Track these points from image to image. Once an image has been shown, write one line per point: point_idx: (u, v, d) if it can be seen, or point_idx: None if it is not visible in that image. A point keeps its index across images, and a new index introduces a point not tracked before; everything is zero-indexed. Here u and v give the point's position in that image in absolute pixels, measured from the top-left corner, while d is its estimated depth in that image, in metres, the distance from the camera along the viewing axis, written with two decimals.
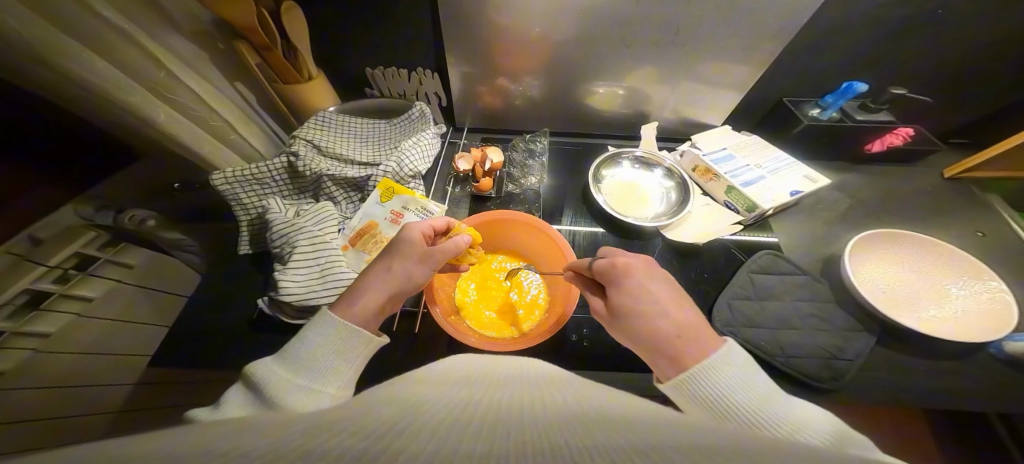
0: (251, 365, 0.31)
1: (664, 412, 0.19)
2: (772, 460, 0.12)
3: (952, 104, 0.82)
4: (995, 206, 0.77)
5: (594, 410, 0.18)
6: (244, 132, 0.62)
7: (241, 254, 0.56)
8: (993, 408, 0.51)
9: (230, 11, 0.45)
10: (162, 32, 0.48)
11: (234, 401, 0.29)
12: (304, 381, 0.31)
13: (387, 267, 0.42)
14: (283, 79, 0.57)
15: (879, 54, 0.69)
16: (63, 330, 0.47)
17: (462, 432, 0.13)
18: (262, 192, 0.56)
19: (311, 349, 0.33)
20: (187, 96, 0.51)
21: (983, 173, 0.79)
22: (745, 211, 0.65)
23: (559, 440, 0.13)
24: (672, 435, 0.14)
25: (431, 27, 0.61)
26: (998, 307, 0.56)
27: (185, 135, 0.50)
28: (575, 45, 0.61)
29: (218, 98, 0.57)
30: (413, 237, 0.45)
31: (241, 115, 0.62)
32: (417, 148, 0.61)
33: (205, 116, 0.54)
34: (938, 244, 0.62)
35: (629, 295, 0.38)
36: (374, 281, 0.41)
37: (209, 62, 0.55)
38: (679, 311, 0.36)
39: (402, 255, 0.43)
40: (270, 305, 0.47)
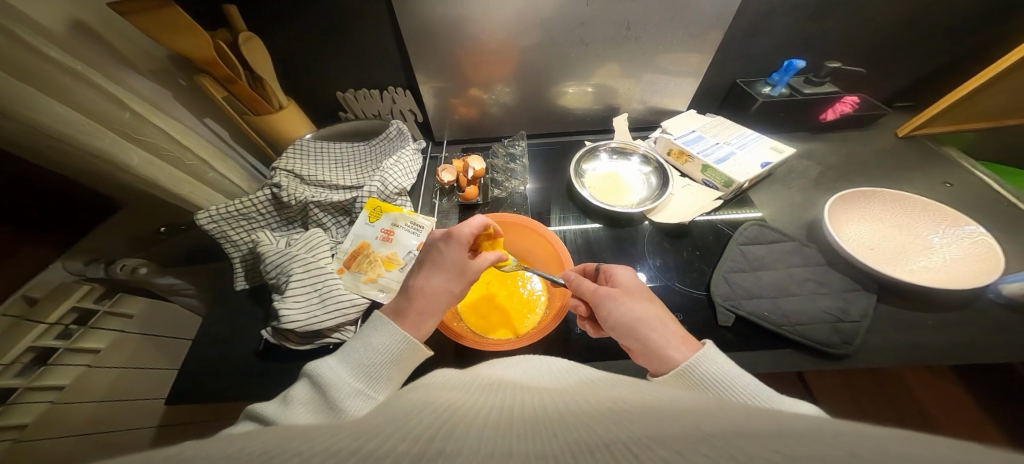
0: (315, 364, 0.34)
1: (633, 398, 0.19)
2: (689, 448, 0.12)
3: (910, 67, 0.82)
4: (955, 158, 0.81)
5: (555, 411, 0.17)
6: (221, 168, 0.64)
7: (239, 290, 0.59)
8: (998, 347, 0.52)
9: (190, 44, 0.48)
10: (117, 74, 0.51)
11: (301, 396, 0.32)
12: (363, 387, 0.33)
13: (446, 288, 0.41)
14: (252, 110, 0.60)
15: (820, 29, 0.72)
16: (75, 380, 0.54)
17: (410, 437, 0.14)
18: (251, 226, 0.59)
19: (372, 355, 0.35)
20: (156, 136, 0.53)
21: (933, 129, 0.83)
22: (724, 187, 0.66)
23: (519, 448, 0.13)
24: (630, 430, 0.14)
25: (395, 45, 0.63)
26: (984, 251, 0.58)
27: (160, 174, 0.52)
28: (538, 51, 0.64)
29: (195, 138, 0.60)
30: (463, 259, 0.43)
31: (217, 152, 0.65)
32: (399, 166, 0.64)
33: (181, 156, 0.57)
34: (911, 197, 0.66)
35: (631, 298, 0.41)
36: (440, 302, 0.41)
37: (173, 101, 0.59)
38: (669, 320, 0.39)
39: (455, 275, 0.42)
40: (275, 334, 0.49)
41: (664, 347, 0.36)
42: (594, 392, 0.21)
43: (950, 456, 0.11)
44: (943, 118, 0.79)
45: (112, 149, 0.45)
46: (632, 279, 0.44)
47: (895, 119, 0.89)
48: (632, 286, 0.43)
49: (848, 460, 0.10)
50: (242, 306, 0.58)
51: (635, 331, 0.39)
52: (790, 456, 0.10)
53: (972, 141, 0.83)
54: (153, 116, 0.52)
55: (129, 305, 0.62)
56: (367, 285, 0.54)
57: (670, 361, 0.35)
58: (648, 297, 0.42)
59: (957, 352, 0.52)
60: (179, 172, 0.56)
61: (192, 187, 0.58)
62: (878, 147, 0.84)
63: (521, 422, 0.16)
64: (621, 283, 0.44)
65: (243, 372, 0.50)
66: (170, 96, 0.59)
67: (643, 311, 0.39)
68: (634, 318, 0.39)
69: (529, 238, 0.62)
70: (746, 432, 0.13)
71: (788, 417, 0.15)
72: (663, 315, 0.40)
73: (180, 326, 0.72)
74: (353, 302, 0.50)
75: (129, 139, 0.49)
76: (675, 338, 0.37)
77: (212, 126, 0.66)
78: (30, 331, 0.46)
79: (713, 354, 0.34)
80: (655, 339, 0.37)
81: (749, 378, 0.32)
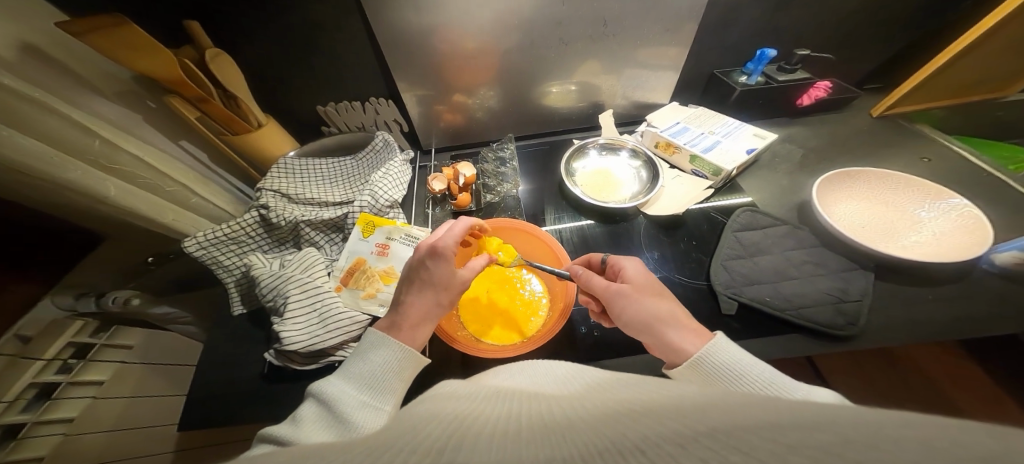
0: (321, 382, 0.34)
1: (643, 396, 0.19)
2: (696, 442, 0.12)
3: (880, 48, 0.84)
4: (927, 133, 0.83)
5: (558, 418, 0.17)
6: (204, 192, 0.63)
7: (237, 315, 0.58)
8: (994, 315, 0.53)
9: (153, 67, 0.47)
10: (96, 105, 0.50)
11: (311, 414, 0.31)
12: (368, 399, 0.33)
13: (439, 302, 0.41)
14: (229, 129, 0.59)
15: (791, 17, 0.73)
16: (83, 413, 0.53)
17: (420, 449, 0.14)
18: (243, 250, 0.58)
19: (371, 367, 0.35)
20: (133, 164, 0.52)
21: (902, 109, 0.84)
22: (713, 176, 0.67)
23: (523, 458, 0.13)
24: (639, 428, 0.14)
25: (374, 55, 0.63)
26: (972, 223, 0.59)
27: (138, 202, 0.51)
28: (517, 54, 0.64)
29: (170, 163, 0.58)
30: (452, 272, 0.42)
31: (199, 176, 0.64)
32: (388, 178, 0.64)
33: (158, 184, 0.56)
34: (894, 174, 0.67)
35: (643, 293, 0.41)
36: (431, 315, 0.41)
37: (145, 125, 0.57)
38: (682, 313, 0.39)
39: (448, 288, 0.42)
40: (279, 356, 0.48)
41: (680, 338, 0.36)
42: (604, 393, 0.21)
43: (952, 433, 0.11)
44: (913, 97, 0.81)
45: (83, 180, 0.44)
46: (641, 272, 0.44)
47: (872, 98, 0.91)
48: (639, 280, 0.42)
49: (847, 446, 0.10)
50: (240, 330, 0.56)
51: (648, 325, 0.39)
52: (790, 446, 0.10)
53: (946, 114, 0.85)
54: (126, 142, 0.51)
55: (127, 337, 0.61)
56: (367, 301, 0.53)
57: (681, 354, 0.36)
58: (659, 289, 0.42)
59: (957, 324, 0.52)
60: (161, 199, 0.56)
61: (176, 214, 0.58)
62: (859, 126, 0.86)
63: (525, 431, 0.16)
64: (632, 277, 0.43)
65: (249, 396, 0.48)
66: (139, 118, 0.56)
67: (652, 307, 0.39)
68: (646, 314, 0.39)
69: (522, 239, 0.61)
70: (749, 423, 0.12)
71: (785, 402, 0.15)
72: (676, 308, 0.39)
73: (183, 353, 0.72)
74: (354, 320, 0.49)
75: (101, 167, 0.48)
76: (686, 331, 0.37)
77: (190, 149, 0.64)
78: (27, 368, 0.45)
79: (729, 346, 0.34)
80: (666, 333, 0.37)
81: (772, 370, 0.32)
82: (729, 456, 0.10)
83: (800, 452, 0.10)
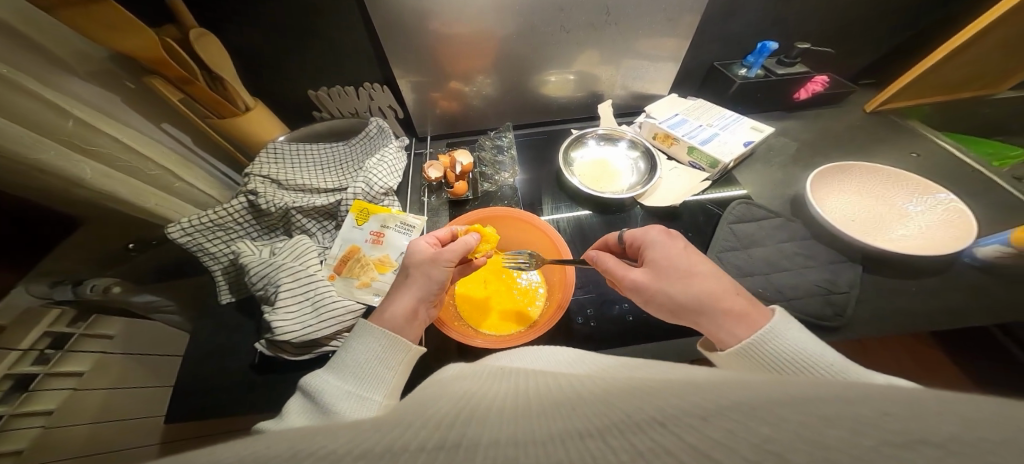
0: (307, 377, 0.33)
1: (655, 376, 0.19)
2: (720, 416, 0.12)
3: (879, 43, 0.84)
4: (918, 129, 0.84)
5: (569, 393, 0.17)
6: (189, 177, 0.62)
7: (224, 304, 0.56)
8: (974, 307, 0.55)
9: (133, 44, 0.45)
10: (67, 83, 0.47)
11: (299, 407, 0.32)
12: (354, 388, 0.32)
13: (407, 274, 0.41)
14: (216, 113, 0.57)
15: (791, 10, 0.72)
16: (64, 404, 0.52)
17: (429, 424, 0.14)
18: (230, 237, 0.57)
19: (355, 356, 0.34)
20: (109, 146, 0.50)
21: (896, 103, 0.85)
22: (710, 168, 0.67)
23: (541, 433, 0.13)
24: (656, 400, 0.14)
25: (368, 39, 0.61)
26: (958, 217, 0.61)
27: (119, 187, 0.50)
28: (517, 41, 0.63)
29: (148, 144, 0.56)
30: (416, 244, 0.44)
31: (182, 160, 0.62)
32: (383, 165, 0.63)
33: (139, 167, 0.54)
34: (885, 168, 0.67)
35: (674, 276, 0.40)
36: (401, 287, 0.40)
37: (123, 105, 0.54)
38: (723, 291, 0.37)
39: (410, 262, 0.42)
40: (270, 346, 0.47)
41: (723, 321, 0.35)
42: (613, 373, 0.21)
43: (973, 408, 0.11)
44: (906, 93, 0.82)
45: (59, 163, 0.43)
46: (667, 248, 0.42)
47: (867, 94, 0.92)
48: (665, 260, 0.41)
49: (880, 419, 0.10)
50: (230, 320, 0.55)
51: (686, 306, 0.38)
52: (822, 419, 0.11)
53: (934, 112, 0.87)
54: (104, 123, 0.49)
55: (107, 327, 0.59)
56: (362, 290, 0.52)
57: (721, 341, 0.35)
58: (692, 266, 0.40)
59: (940, 316, 0.54)
60: (142, 183, 0.54)
61: (158, 199, 0.56)
62: (852, 121, 0.86)
63: (536, 405, 0.16)
64: (658, 258, 0.42)
65: (240, 384, 0.48)
66: (118, 99, 0.53)
67: (683, 290, 0.38)
68: (677, 301, 0.39)
69: (526, 232, 0.60)
70: (770, 396, 0.13)
71: (797, 378, 0.16)
72: (714, 286, 0.38)
73: (164, 342, 0.69)
74: (348, 309, 0.48)
75: (78, 150, 0.46)
76: (724, 316, 0.35)
77: (173, 132, 0.61)
78: (4, 358, 0.43)
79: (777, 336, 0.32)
80: (700, 320, 0.37)
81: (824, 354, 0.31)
82: (761, 429, 0.11)
83: (834, 425, 0.10)
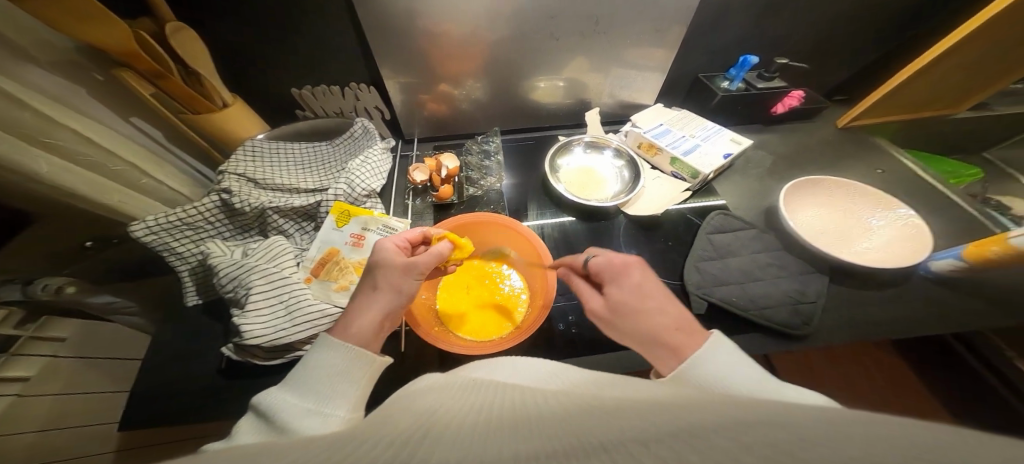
0: (260, 396, 0.31)
1: (627, 394, 0.19)
2: (675, 439, 0.12)
3: (849, 62, 0.89)
4: (883, 146, 0.89)
5: (534, 409, 0.17)
6: (157, 173, 0.59)
7: (190, 306, 0.54)
8: (927, 317, 0.59)
9: (102, 38, 0.42)
10: (24, 71, 0.43)
11: (248, 429, 0.29)
12: (315, 406, 0.30)
13: (374, 287, 0.40)
14: (191, 109, 0.54)
15: (771, 27, 0.76)
16: (8, 411, 0.48)
17: (393, 440, 0.14)
18: (199, 236, 0.54)
19: (317, 371, 0.32)
20: (70, 140, 0.47)
21: (865, 120, 0.90)
22: (691, 179, 0.69)
23: (502, 452, 0.13)
24: (621, 422, 0.14)
25: (355, 37, 0.59)
26: (915, 231, 0.65)
27: (78, 182, 0.47)
28: (508, 46, 0.63)
29: (112, 138, 0.53)
30: (386, 252, 0.42)
31: (150, 156, 0.59)
32: (366, 167, 0.62)
33: (103, 163, 0.51)
34: (852, 183, 0.71)
35: (626, 300, 0.38)
36: (367, 301, 0.39)
37: (88, 98, 0.51)
38: (671, 319, 0.35)
39: (378, 274, 0.40)
40: (238, 351, 0.46)
41: (664, 348, 0.33)
42: (587, 390, 0.21)
43: (902, 430, 0.12)
44: (873, 112, 0.87)
45: (18, 158, 0.40)
46: (624, 274, 0.41)
47: (839, 110, 0.97)
48: (622, 284, 0.40)
49: (816, 442, 0.11)
50: (197, 324, 0.53)
51: (630, 329, 0.37)
52: (756, 443, 0.11)
53: (897, 130, 0.93)
54: (63, 115, 0.46)
55: (59, 329, 0.56)
56: (339, 293, 0.51)
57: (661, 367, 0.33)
58: (645, 295, 0.38)
59: (898, 325, 0.58)
60: (106, 179, 0.51)
61: (123, 196, 0.53)
62: (825, 137, 0.91)
63: (498, 420, 0.16)
64: (615, 283, 0.41)
65: (208, 390, 0.46)
66: (83, 91, 0.50)
67: (634, 315, 0.37)
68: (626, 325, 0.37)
69: (510, 238, 0.60)
70: (721, 420, 0.14)
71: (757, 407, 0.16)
72: (665, 312, 0.36)
73: (126, 343, 0.69)
74: (325, 313, 0.47)
75: (34, 142, 0.43)
76: (665, 344, 0.33)
77: (143, 126, 0.58)
78: None
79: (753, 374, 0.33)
80: (644, 347, 0.35)
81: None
82: (705, 449, 0.11)
83: (771, 448, 0.11)
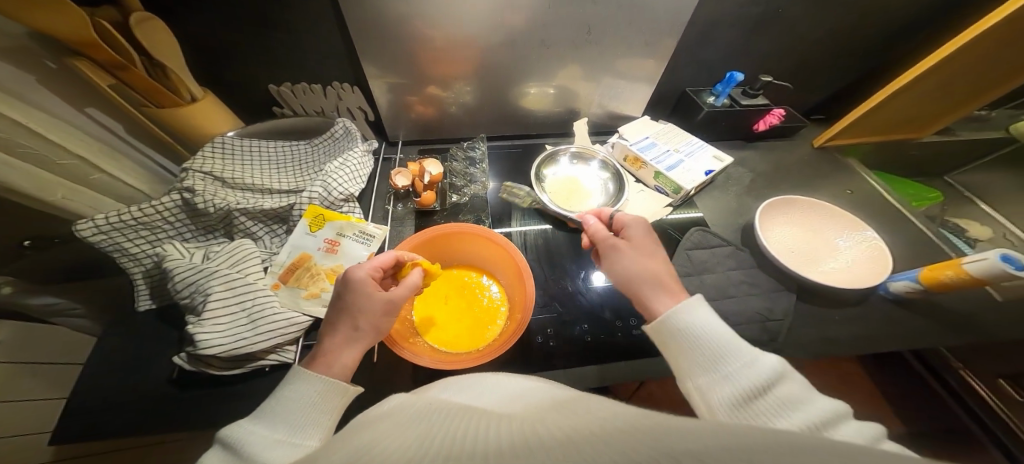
0: (226, 429, 0.29)
1: (595, 416, 0.19)
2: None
3: (825, 84, 0.93)
4: (852, 166, 0.94)
5: (476, 441, 0.16)
6: (112, 169, 0.56)
7: (142, 310, 0.51)
8: (885, 336, 0.62)
9: (51, 23, 0.39)
10: None
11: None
12: (285, 439, 0.29)
13: (354, 326, 0.37)
14: (155, 102, 0.51)
15: (755, 45, 0.78)
16: None
17: None
18: (156, 237, 0.51)
19: (289, 403, 0.31)
20: (14, 132, 0.43)
21: (840, 140, 0.94)
22: (673, 194, 0.71)
23: None
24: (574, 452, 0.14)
25: (339, 33, 0.57)
26: (877, 253, 0.69)
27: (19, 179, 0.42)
28: (499, 51, 0.62)
29: (60, 128, 0.49)
30: (365, 288, 0.39)
31: (105, 149, 0.55)
32: (345, 169, 0.60)
33: (50, 156, 0.47)
34: (821, 204, 0.74)
35: (638, 250, 0.44)
36: (348, 340, 0.37)
37: (36, 84, 0.47)
38: (668, 271, 0.42)
39: (361, 310, 0.38)
40: (192, 360, 0.43)
41: (657, 289, 0.40)
42: (553, 414, 0.21)
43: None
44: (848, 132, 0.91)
45: None
46: (644, 232, 0.47)
47: (816, 129, 1.01)
48: (638, 238, 0.46)
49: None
50: (151, 332, 0.50)
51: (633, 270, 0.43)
52: None
53: (866, 152, 0.98)
54: (6, 106, 0.42)
55: None
56: (309, 301, 0.50)
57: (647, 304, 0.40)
58: (657, 250, 0.45)
59: (858, 343, 0.61)
60: (47, 173, 0.46)
61: (69, 192, 0.49)
62: (801, 156, 0.95)
63: (431, 455, 0.15)
64: (633, 236, 0.47)
65: (160, 403, 0.43)
66: (31, 78, 0.46)
67: (640, 261, 0.43)
68: (630, 268, 0.43)
69: (488, 249, 0.58)
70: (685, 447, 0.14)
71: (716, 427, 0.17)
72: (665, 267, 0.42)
73: (72, 349, 0.61)
74: (291, 323, 0.46)
75: None
76: (660, 287, 0.40)
77: (98, 117, 0.54)
78: None
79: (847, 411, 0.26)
80: (637, 286, 0.42)
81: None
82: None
83: None
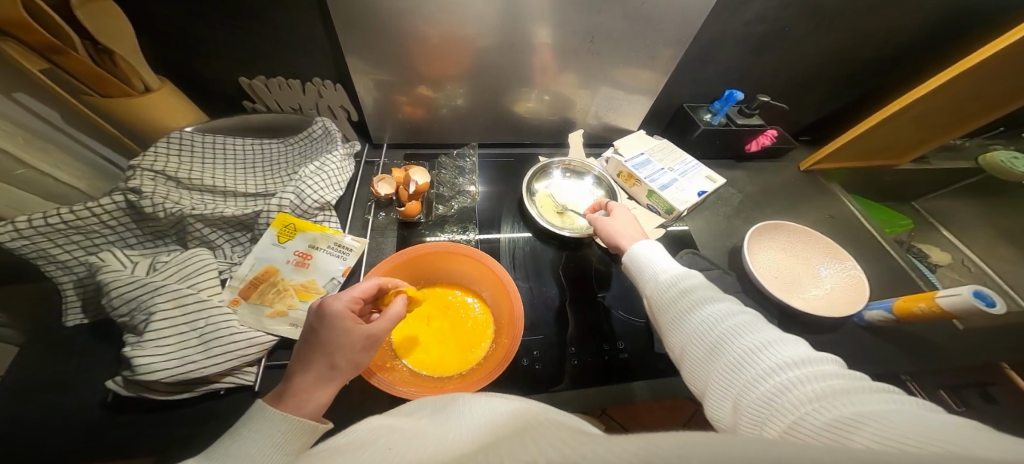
0: None
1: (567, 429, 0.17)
2: None
3: (814, 108, 0.95)
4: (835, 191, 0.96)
5: None
6: (41, 163, 0.50)
7: (71, 325, 0.47)
8: (862, 363, 0.64)
9: None
10: None
11: None
12: None
13: (330, 363, 0.34)
14: (99, 91, 0.47)
15: (750, 66, 0.78)
16: None
17: None
18: (93, 243, 0.46)
19: (245, 441, 0.28)
20: None
21: (825, 165, 0.96)
22: (665, 214, 0.70)
23: None
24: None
25: (323, 23, 0.53)
26: (856, 282, 0.70)
27: None
28: (495, 54, 0.60)
29: None
30: (344, 322, 0.35)
31: (42, 141, 0.49)
32: (321, 175, 0.57)
33: None
34: (804, 231, 0.75)
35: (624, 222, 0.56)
36: (323, 378, 0.33)
37: None
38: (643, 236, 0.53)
39: (340, 344, 0.35)
40: (128, 385, 0.39)
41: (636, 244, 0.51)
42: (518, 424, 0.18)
43: None
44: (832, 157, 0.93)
45: None
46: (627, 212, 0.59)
47: (804, 151, 1.03)
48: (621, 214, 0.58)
49: None
50: (89, 350, 0.46)
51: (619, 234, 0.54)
52: None
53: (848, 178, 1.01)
54: None
55: None
56: (273, 320, 0.46)
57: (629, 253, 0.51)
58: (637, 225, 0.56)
59: None
60: None
61: None
62: (788, 177, 0.97)
63: None
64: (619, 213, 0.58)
65: (100, 431, 0.39)
66: None
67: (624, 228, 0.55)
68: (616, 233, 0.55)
69: (472, 268, 0.56)
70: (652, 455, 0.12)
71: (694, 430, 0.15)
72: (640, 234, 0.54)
73: None
74: (251, 343, 0.43)
75: None
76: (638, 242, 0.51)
77: (31, 104, 0.48)
78: None
79: (847, 385, 0.23)
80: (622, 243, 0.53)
81: (900, 417, 0.18)
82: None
83: None
